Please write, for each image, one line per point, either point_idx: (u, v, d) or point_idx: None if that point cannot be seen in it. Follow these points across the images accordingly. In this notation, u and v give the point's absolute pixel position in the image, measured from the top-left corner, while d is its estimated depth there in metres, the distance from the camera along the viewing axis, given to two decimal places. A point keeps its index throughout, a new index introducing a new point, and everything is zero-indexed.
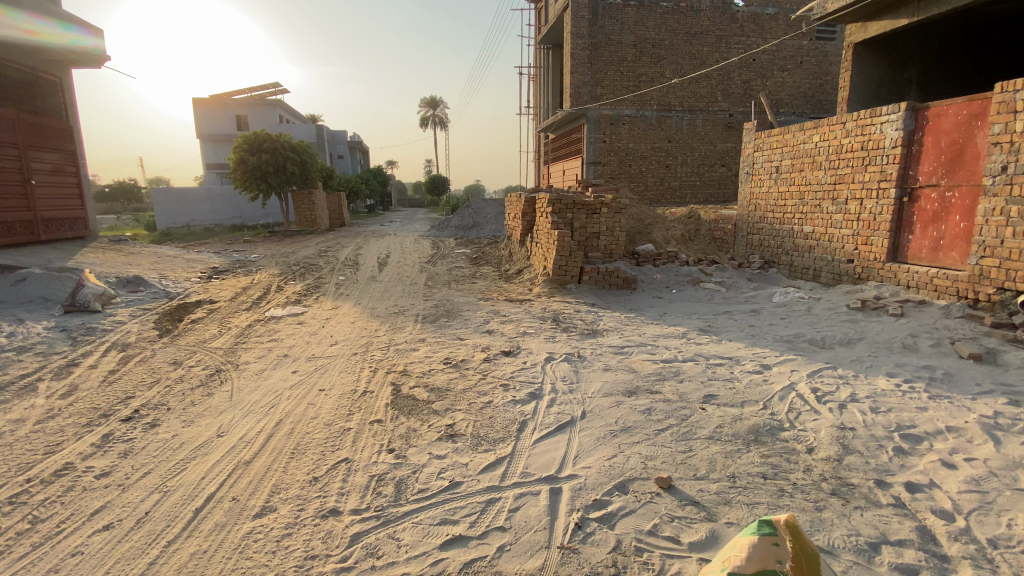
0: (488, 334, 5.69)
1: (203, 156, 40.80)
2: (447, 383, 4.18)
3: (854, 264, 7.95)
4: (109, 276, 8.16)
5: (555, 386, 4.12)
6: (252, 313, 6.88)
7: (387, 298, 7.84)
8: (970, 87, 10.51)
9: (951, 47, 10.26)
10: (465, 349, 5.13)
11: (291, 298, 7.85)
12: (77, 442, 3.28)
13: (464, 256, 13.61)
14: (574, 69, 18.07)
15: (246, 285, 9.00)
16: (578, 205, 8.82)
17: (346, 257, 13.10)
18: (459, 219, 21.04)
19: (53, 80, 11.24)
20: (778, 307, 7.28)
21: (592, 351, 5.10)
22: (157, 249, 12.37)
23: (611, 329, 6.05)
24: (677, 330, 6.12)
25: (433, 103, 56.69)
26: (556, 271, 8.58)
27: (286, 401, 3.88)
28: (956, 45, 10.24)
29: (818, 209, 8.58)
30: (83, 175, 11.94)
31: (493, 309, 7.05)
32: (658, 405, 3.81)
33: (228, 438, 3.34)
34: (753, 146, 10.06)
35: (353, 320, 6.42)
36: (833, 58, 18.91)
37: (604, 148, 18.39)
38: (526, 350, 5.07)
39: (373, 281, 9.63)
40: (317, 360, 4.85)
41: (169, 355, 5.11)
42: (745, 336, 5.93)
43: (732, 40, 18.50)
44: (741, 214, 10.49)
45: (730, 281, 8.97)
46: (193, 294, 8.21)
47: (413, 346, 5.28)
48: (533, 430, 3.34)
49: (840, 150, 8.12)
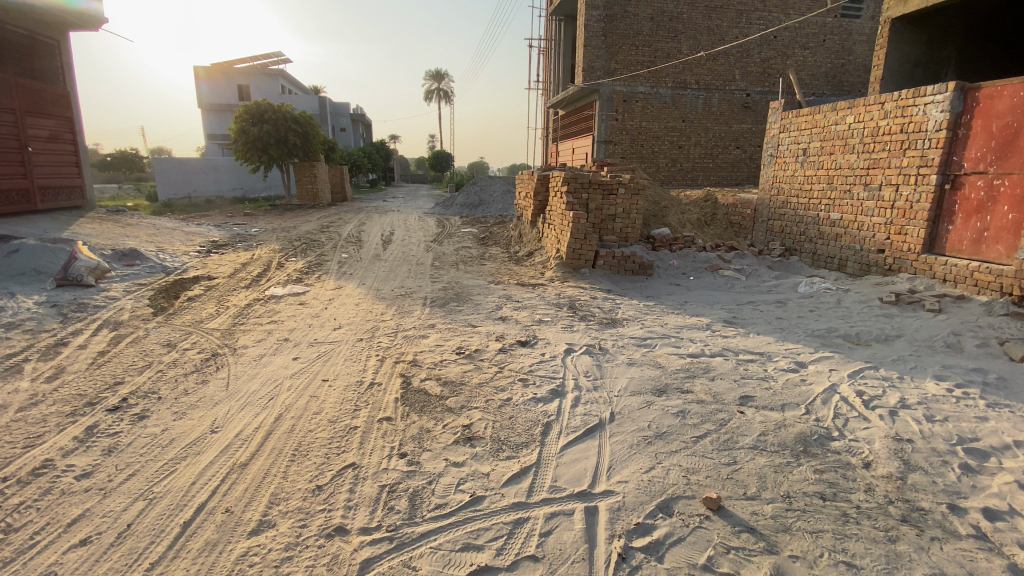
0: (501, 321, 5.35)
1: (205, 126, 39.90)
2: (461, 376, 3.86)
3: (885, 254, 7.56)
4: (103, 249, 7.81)
5: (578, 382, 3.79)
6: (252, 291, 6.53)
7: (393, 278, 7.49)
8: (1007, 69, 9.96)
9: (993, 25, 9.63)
10: (478, 337, 4.80)
11: (292, 276, 7.49)
12: (59, 435, 2.97)
13: (471, 236, 13.21)
14: (588, 42, 17.31)
15: (246, 261, 8.63)
16: (594, 184, 8.40)
17: (350, 233, 12.71)
18: (465, 197, 20.54)
19: (52, 42, 10.72)
20: (805, 298, 6.92)
21: (613, 343, 4.76)
22: (155, 221, 11.98)
23: (631, 318, 5.70)
24: (700, 321, 5.76)
25: (437, 77, 55.18)
26: (569, 254, 8.18)
27: (287, 393, 3.57)
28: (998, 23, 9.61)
29: (848, 195, 8.14)
30: (81, 143, 11.48)
31: (505, 293, 6.69)
32: (692, 407, 3.50)
33: (223, 434, 3.02)
34: (779, 127, 9.57)
35: (357, 302, 6.08)
36: (858, 37, 18.12)
37: (616, 127, 17.78)
38: (543, 340, 4.73)
39: (377, 259, 9.26)
40: (320, 346, 4.52)
41: (163, 336, 4.79)
42: (774, 329, 5.58)
43: (753, 15, 17.66)
44: (762, 199, 10.05)
45: (751, 269, 8.59)
46: (191, 269, 7.85)
47: (423, 333, 4.95)
48: (558, 434, 3.02)
49: (875, 132, 7.65)
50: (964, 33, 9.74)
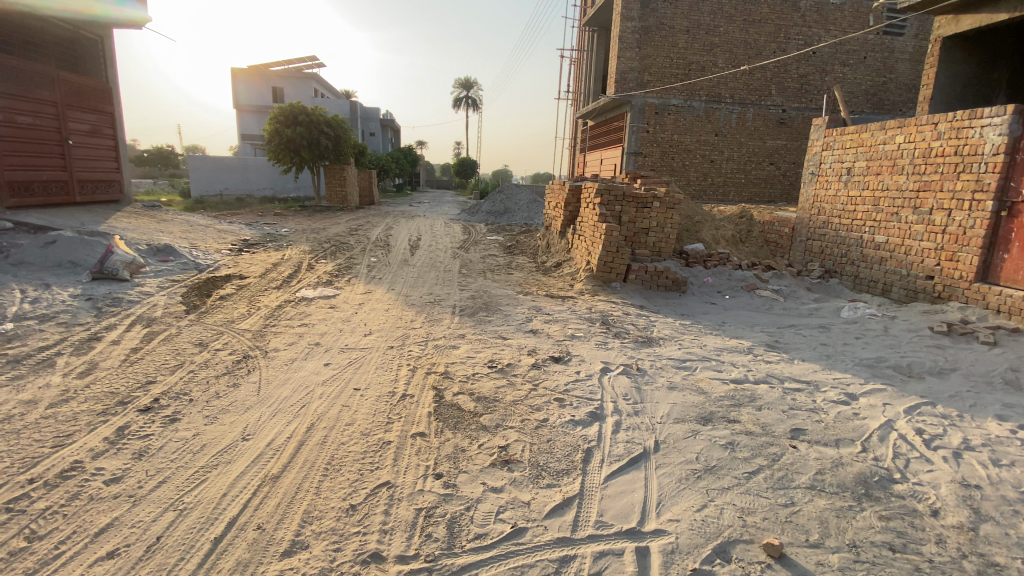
0: (532, 335, 5.20)
1: (239, 126, 40.75)
2: (494, 392, 3.72)
3: (934, 281, 7.20)
4: (139, 244, 7.94)
5: (618, 405, 3.63)
6: (282, 292, 6.52)
7: (421, 285, 7.41)
8: None
9: None
10: (510, 351, 4.66)
11: (321, 278, 7.49)
12: (90, 435, 2.93)
13: (497, 243, 13.12)
14: (621, 53, 17.17)
15: (276, 261, 8.68)
16: (628, 197, 8.25)
17: (377, 237, 12.75)
18: (491, 204, 20.52)
19: (95, 37, 11.07)
20: (848, 324, 6.62)
21: (651, 364, 4.59)
22: (189, 217, 12.19)
23: (667, 338, 5.50)
24: (740, 344, 5.54)
25: (467, 85, 55.76)
26: (601, 267, 8.00)
27: (319, 401, 3.48)
28: None
29: (895, 218, 7.81)
30: (119, 137, 11.77)
31: (535, 305, 6.55)
32: (741, 439, 3.33)
33: (255, 442, 2.95)
34: (822, 144, 9.28)
35: (387, 308, 6.02)
36: (900, 55, 17.62)
37: (647, 139, 17.57)
38: (578, 358, 4.57)
39: (405, 264, 9.23)
40: (350, 352, 4.44)
41: (195, 335, 4.78)
42: (818, 357, 5.32)
43: (792, 30, 17.30)
44: (801, 217, 9.74)
45: (789, 290, 8.32)
46: (222, 268, 7.91)
47: (454, 343, 4.83)
48: (601, 462, 2.88)
49: (927, 153, 7.33)
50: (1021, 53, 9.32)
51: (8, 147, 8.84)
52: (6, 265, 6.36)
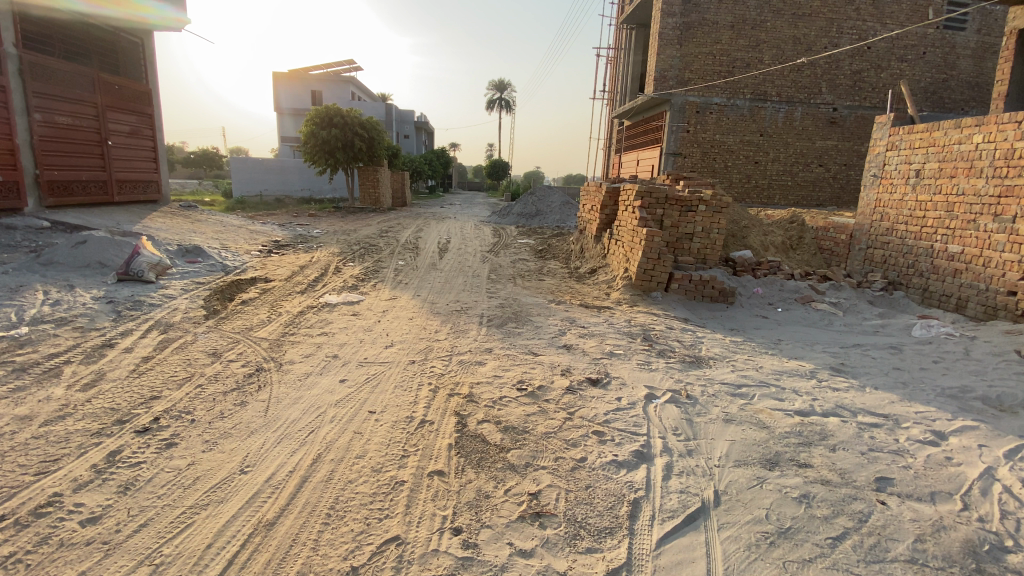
0: (566, 351, 4.73)
1: (279, 128, 41.72)
2: (523, 421, 3.27)
3: (1017, 297, 6.36)
4: (169, 245, 7.89)
5: (668, 443, 3.17)
6: (306, 297, 6.28)
7: (449, 291, 7.05)
8: None
9: None
10: (542, 369, 4.20)
11: (347, 282, 7.23)
12: (77, 462, 2.66)
13: (529, 247, 12.70)
14: (661, 50, 16.49)
15: (304, 263, 8.52)
16: (671, 200, 7.73)
17: (407, 239, 12.53)
18: (523, 206, 20.12)
19: (139, 40, 11.34)
20: (922, 345, 5.88)
21: (703, 391, 4.08)
22: (224, 217, 12.26)
23: (717, 359, 4.96)
24: (799, 367, 4.94)
25: (500, 87, 55.80)
26: (640, 275, 7.45)
27: (329, 426, 3.13)
28: None
29: (972, 225, 6.98)
30: (159, 138, 11.97)
31: (569, 315, 6.09)
32: (817, 489, 2.82)
33: (255, 476, 2.61)
34: (887, 144, 8.49)
35: (412, 316, 5.67)
36: (963, 51, 16.28)
37: (687, 139, 16.84)
38: (618, 380, 4.08)
39: (433, 268, 8.92)
40: (369, 367, 4.09)
41: (210, 344, 4.55)
42: (893, 385, 4.67)
43: (845, 24, 16.21)
44: (861, 223, 8.95)
45: (849, 303, 7.61)
46: (249, 270, 7.76)
47: (479, 359, 4.41)
48: (652, 520, 2.43)
49: (1010, 155, 6.51)
50: None
51: (49, 147, 9.00)
52: (36, 264, 6.35)
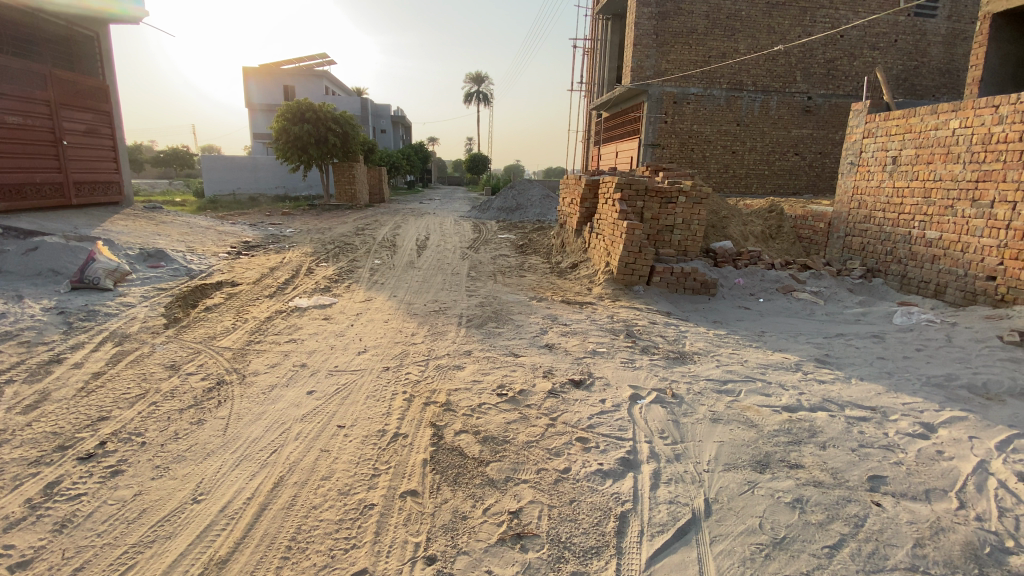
0: (548, 351, 4.56)
1: (251, 125, 40.61)
2: (503, 430, 3.09)
3: (996, 282, 6.41)
4: (128, 249, 7.48)
5: (655, 447, 3.03)
6: (274, 301, 5.98)
7: (426, 290, 6.82)
8: None
9: None
10: (523, 372, 4.03)
11: (320, 284, 6.94)
12: (8, 498, 2.40)
13: (509, 242, 12.50)
14: (638, 41, 16.36)
15: (274, 265, 8.18)
16: (651, 191, 7.62)
17: (384, 237, 12.22)
18: (503, 200, 19.87)
19: (94, 34, 10.77)
20: (903, 333, 5.87)
21: (688, 389, 3.96)
22: (191, 218, 11.76)
23: (702, 354, 4.84)
24: (785, 360, 4.86)
25: (478, 80, 55.20)
26: (621, 268, 7.31)
27: (294, 445, 2.91)
28: None
29: (949, 211, 7.01)
30: (118, 137, 11.41)
31: (551, 313, 5.91)
32: (810, 492, 2.70)
33: (209, 505, 2.39)
34: (863, 131, 8.49)
35: (387, 319, 5.44)
36: (933, 38, 16.51)
37: (665, 130, 16.79)
38: (602, 381, 3.93)
39: (411, 267, 8.66)
40: (340, 376, 3.86)
41: (169, 356, 4.26)
42: (878, 375, 4.62)
43: (818, 14, 16.30)
44: (839, 211, 8.97)
45: (829, 291, 7.62)
46: (216, 273, 7.40)
47: (458, 363, 4.20)
48: (640, 536, 2.28)
49: (986, 140, 6.53)
50: None
51: None
52: None
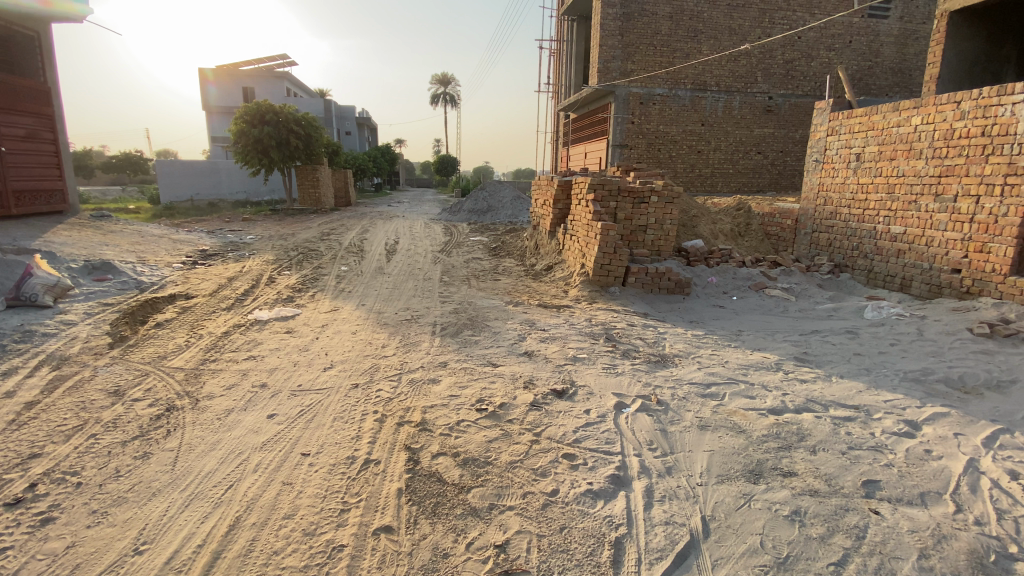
0: (527, 359, 4.36)
1: (209, 128, 39.09)
2: (484, 450, 2.87)
3: (960, 274, 6.58)
4: (71, 262, 6.91)
5: (645, 461, 2.87)
6: (232, 315, 5.59)
7: (396, 298, 6.52)
8: None
9: None
10: (503, 383, 3.82)
11: (282, 294, 6.56)
12: None
13: (481, 245, 12.26)
14: (604, 41, 16.39)
15: (232, 275, 7.72)
16: (624, 192, 7.54)
17: (350, 242, 11.80)
18: (473, 202, 19.60)
19: (35, 34, 10.01)
20: (876, 328, 5.94)
21: (673, 394, 3.82)
22: (142, 226, 11.06)
23: (683, 356, 4.72)
24: (765, 359, 4.79)
25: (444, 81, 54.66)
26: (597, 270, 7.19)
27: (252, 478, 2.62)
28: None
29: (913, 206, 7.18)
30: (63, 142, 10.64)
31: (527, 318, 5.71)
32: (807, 503, 2.59)
33: (153, 557, 2.10)
34: (827, 129, 8.64)
35: (355, 330, 5.13)
36: (885, 39, 17.14)
37: (632, 130, 16.88)
38: (585, 390, 3.74)
39: (380, 273, 8.34)
40: (304, 396, 3.56)
41: (112, 380, 3.87)
42: (857, 372, 4.62)
43: (776, 15, 16.70)
44: (805, 208, 9.12)
45: (800, 288, 7.69)
46: (169, 286, 6.91)
47: (433, 376, 3.95)
48: (637, 564, 2.11)
49: (948, 135, 6.70)
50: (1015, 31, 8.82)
51: None
52: None
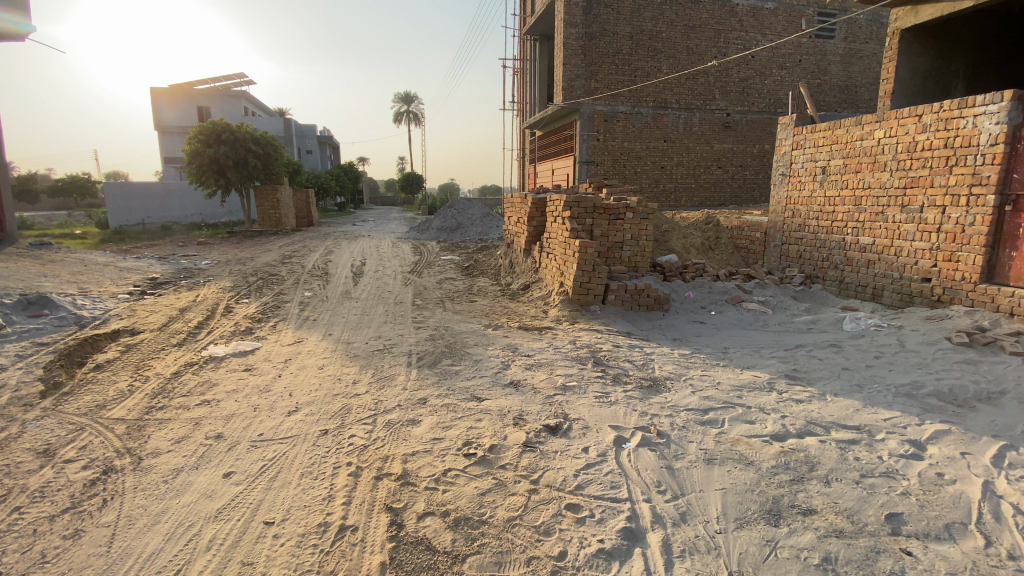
0: (514, 391, 4.02)
1: (161, 149, 37.57)
2: (478, 506, 2.54)
3: (931, 283, 6.68)
4: (4, 296, 6.16)
5: (656, 508, 2.60)
6: (184, 351, 5.06)
7: (366, 326, 6.10)
8: (999, 83, 9.72)
9: (980, 39, 9.36)
10: (490, 420, 3.50)
11: (240, 325, 6.05)
12: None
13: (452, 264, 11.92)
14: (567, 60, 16.55)
15: (185, 305, 7.12)
16: (599, 208, 7.39)
17: (314, 265, 11.25)
18: (442, 220, 19.22)
19: None
20: (857, 340, 5.91)
21: (672, 423, 3.58)
22: (85, 253, 10.25)
23: (674, 378, 4.48)
24: (757, 379, 4.61)
25: (407, 99, 54.48)
26: (576, 288, 6.96)
27: (207, 560, 2.22)
28: (984, 38, 9.38)
29: (880, 217, 7.31)
30: None
31: (508, 343, 5.40)
32: (835, 547, 2.37)
33: None
34: (792, 143, 8.79)
35: (322, 364, 4.70)
36: (833, 58, 17.93)
37: (598, 147, 17.00)
38: (580, 424, 3.45)
39: (347, 298, 7.87)
40: (266, 448, 3.14)
41: (43, 437, 3.33)
42: (850, 389, 4.51)
43: (731, 36, 17.26)
44: (774, 220, 9.22)
45: (776, 300, 7.68)
46: (113, 320, 6.27)
47: (412, 416, 3.57)
48: None
49: (912, 148, 6.87)
50: (963, 46, 9.26)
51: None
52: None
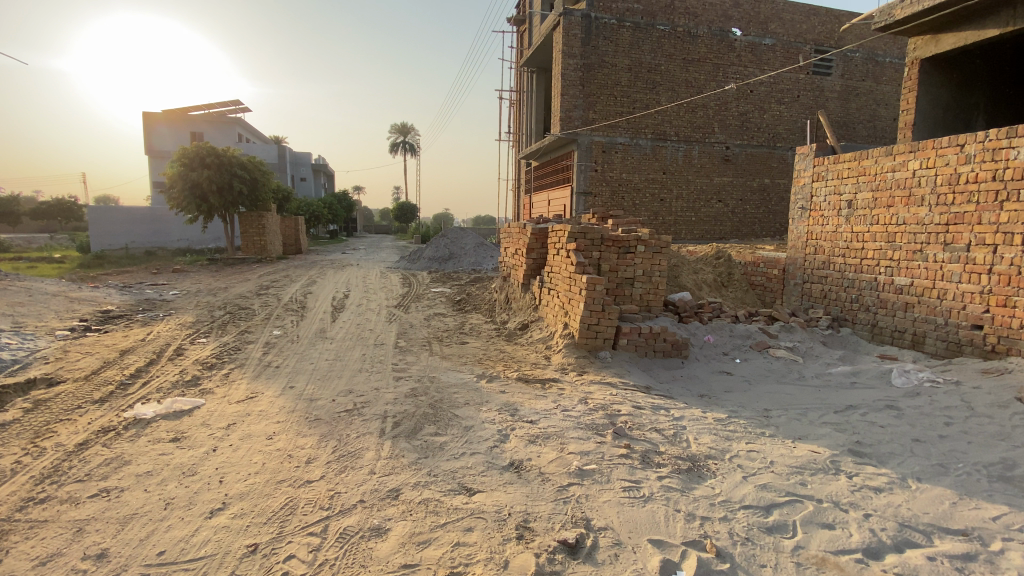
0: (515, 479, 3.08)
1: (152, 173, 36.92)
2: None
3: (983, 331, 5.86)
4: None
5: None
6: (104, 412, 4.07)
7: (336, 376, 5.15)
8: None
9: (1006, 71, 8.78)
10: (484, 530, 2.55)
11: (188, 373, 5.08)
12: None
13: (443, 297, 11.03)
14: (565, 91, 16.12)
15: (129, 346, 6.13)
16: (607, 241, 6.59)
17: (291, 297, 10.29)
18: (433, 250, 18.40)
19: None
20: (914, 400, 5.02)
21: (730, 533, 2.66)
22: (34, 283, 9.24)
23: (718, 459, 3.55)
24: (817, 456, 3.70)
25: (404, 130, 54.81)
26: (583, 331, 6.06)
27: None
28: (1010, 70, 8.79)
29: (918, 256, 6.56)
30: None
31: (505, 402, 4.46)
32: None
33: None
34: (813, 174, 8.13)
35: (274, 432, 3.73)
36: (831, 94, 17.67)
37: (595, 178, 16.46)
38: (609, 539, 2.52)
39: (322, 338, 6.93)
40: None
41: None
42: (934, 470, 3.62)
43: (729, 70, 17.01)
44: (793, 257, 8.49)
45: (805, 346, 6.85)
46: (34, 365, 5.27)
47: (378, 522, 2.60)
48: None
49: (953, 181, 6.18)
50: (988, 78, 8.70)
51: None
52: None
